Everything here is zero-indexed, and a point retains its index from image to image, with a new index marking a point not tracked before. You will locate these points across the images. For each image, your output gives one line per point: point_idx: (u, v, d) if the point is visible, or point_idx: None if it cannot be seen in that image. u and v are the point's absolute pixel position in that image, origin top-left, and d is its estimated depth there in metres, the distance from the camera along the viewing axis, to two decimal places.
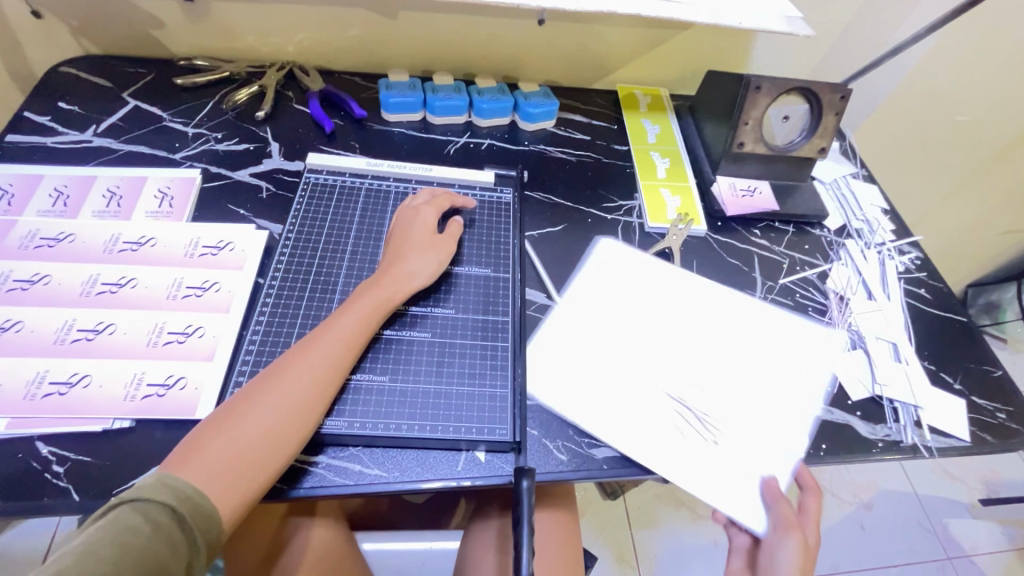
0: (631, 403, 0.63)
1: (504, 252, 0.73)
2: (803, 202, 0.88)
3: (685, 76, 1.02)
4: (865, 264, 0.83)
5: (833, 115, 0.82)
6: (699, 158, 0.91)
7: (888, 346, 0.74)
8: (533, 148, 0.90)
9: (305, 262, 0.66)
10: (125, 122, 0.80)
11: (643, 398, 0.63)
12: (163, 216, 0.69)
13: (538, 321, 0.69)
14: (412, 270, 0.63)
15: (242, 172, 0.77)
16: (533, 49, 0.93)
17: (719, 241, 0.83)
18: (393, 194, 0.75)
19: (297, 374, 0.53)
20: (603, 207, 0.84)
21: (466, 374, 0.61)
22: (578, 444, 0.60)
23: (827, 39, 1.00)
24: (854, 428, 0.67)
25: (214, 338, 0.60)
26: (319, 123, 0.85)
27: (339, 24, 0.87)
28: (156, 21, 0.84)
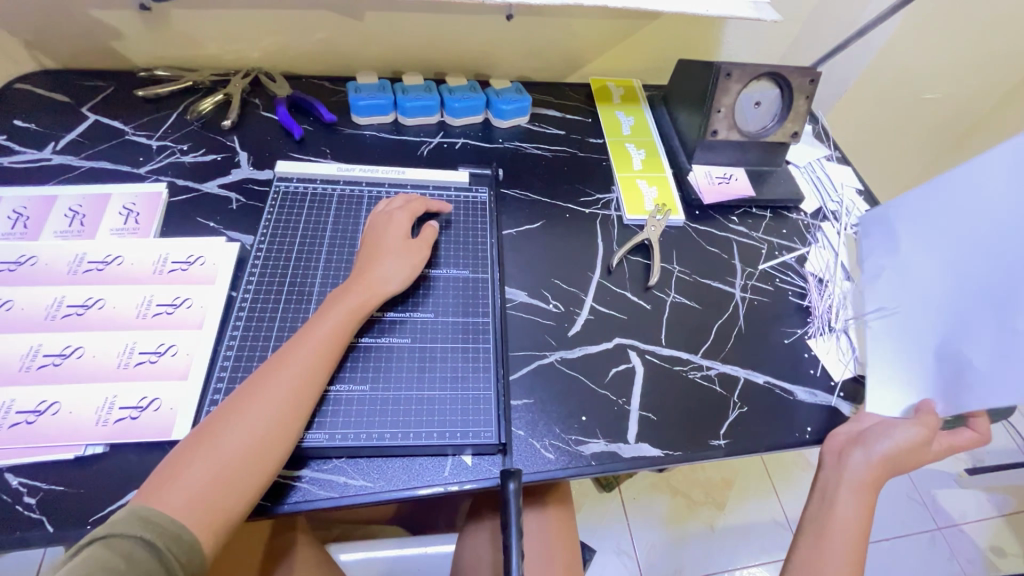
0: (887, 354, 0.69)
1: (482, 252, 0.73)
2: (779, 187, 0.88)
3: (657, 66, 1.02)
4: (842, 246, 0.84)
5: (804, 99, 0.83)
6: (675, 147, 0.90)
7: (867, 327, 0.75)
8: (508, 146, 0.89)
9: (278, 273, 0.65)
10: (85, 138, 0.78)
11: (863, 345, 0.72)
12: (130, 233, 0.68)
13: (519, 319, 0.69)
14: (386, 276, 0.62)
15: (210, 184, 0.75)
16: (503, 45, 0.92)
17: (698, 229, 0.83)
18: (366, 199, 0.73)
19: (273, 389, 0.52)
20: (581, 202, 0.83)
21: (448, 378, 0.60)
22: (566, 442, 0.60)
23: (795, 23, 1.01)
24: (837, 409, 0.68)
25: (187, 357, 0.58)
26: (288, 130, 0.83)
27: (303, 28, 0.85)
28: (112, 32, 0.82)
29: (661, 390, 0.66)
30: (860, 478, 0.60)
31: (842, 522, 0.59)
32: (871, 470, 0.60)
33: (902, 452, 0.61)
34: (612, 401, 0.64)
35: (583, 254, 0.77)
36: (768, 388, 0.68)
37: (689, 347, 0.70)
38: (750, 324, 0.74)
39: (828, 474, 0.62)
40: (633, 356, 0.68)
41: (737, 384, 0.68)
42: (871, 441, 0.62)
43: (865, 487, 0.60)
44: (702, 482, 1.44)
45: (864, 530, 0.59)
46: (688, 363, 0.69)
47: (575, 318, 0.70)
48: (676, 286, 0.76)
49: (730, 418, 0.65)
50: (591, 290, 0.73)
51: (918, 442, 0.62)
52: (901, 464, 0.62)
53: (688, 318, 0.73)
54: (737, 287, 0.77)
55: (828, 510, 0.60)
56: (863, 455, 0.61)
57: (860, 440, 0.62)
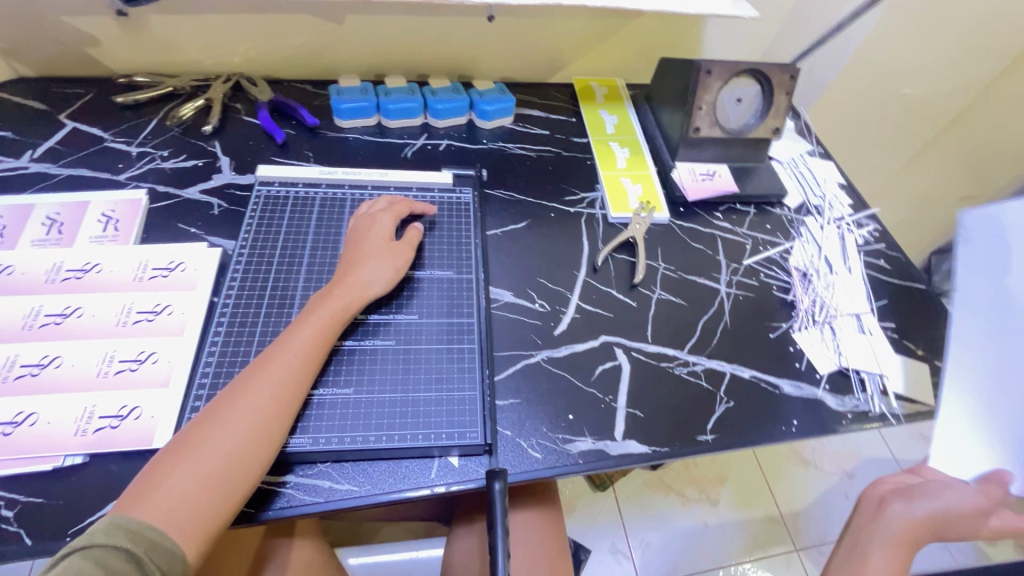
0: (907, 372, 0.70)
1: (467, 253, 0.72)
2: (762, 183, 0.88)
3: (639, 65, 1.03)
4: (825, 240, 0.85)
5: (784, 94, 0.84)
6: (658, 145, 0.91)
7: (852, 320, 0.76)
8: (492, 146, 0.89)
9: (260, 277, 0.64)
10: (63, 145, 0.77)
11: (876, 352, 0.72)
12: (109, 240, 0.67)
13: (504, 319, 0.68)
14: (370, 278, 0.62)
15: (191, 190, 0.75)
16: (485, 46, 0.93)
17: (682, 226, 0.83)
18: (348, 202, 0.73)
19: (256, 395, 0.52)
20: (565, 201, 0.83)
21: (433, 379, 0.60)
22: (553, 441, 0.60)
23: (775, 21, 1.02)
24: (823, 402, 0.68)
25: (169, 364, 0.58)
26: (270, 134, 0.83)
27: (283, 32, 0.85)
28: (89, 38, 0.81)
29: (649, 389, 0.66)
30: (896, 535, 0.58)
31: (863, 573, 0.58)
32: (909, 528, 0.58)
33: (947, 515, 0.57)
34: (600, 399, 0.64)
35: (568, 253, 0.77)
36: (754, 383, 0.68)
37: (674, 343, 0.70)
38: (735, 319, 0.74)
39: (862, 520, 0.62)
40: (619, 354, 0.68)
41: (724, 379, 0.68)
42: (916, 496, 0.59)
43: (901, 545, 0.58)
44: (696, 478, 1.44)
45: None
46: (673, 360, 0.69)
47: (561, 317, 0.70)
48: (661, 283, 0.76)
49: (717, 413, 0.65)
50: (577, 289, 0.73)
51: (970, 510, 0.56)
52: (943, 526, 0.58)
53: (674, 314, 0.73)
54: (722, 283, 0.78)
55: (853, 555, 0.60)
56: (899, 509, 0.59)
57: (905, 492, 0.60)
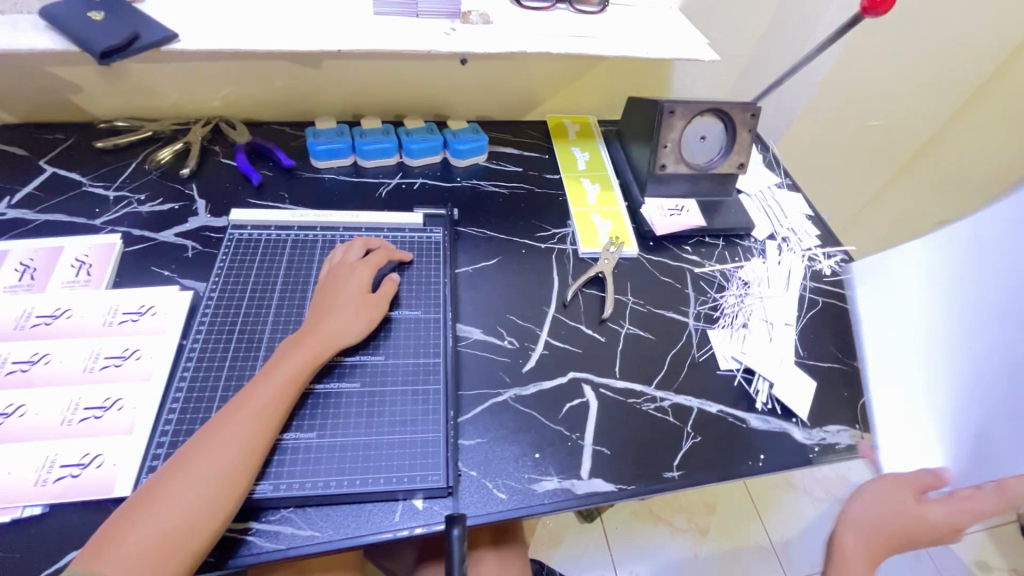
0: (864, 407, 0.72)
1: (435, 293, 0.73)
2: (730, 216, 0.90)
3: (611, 102, 1.06)
4: (793, 272, 0.86)
5: (747, 132, 0.86)
6: (628, 181, 0.93)
7: (817, 352, 0.77)
8: (466, 184, 0.91)
9: (228, 321, 0.65)
10: (41, 191, 0.78)
11: (837, 387, 0.74)
12: (81, 285, 0.68)
13: (471, 357, 0.69)
14: (342, 326, 0.62)
15: (167, 233, 0.76)
16: (460, 88, 0.96)
17: (652, 260, 0.85)
18: (320, 244, 0.74)
19: (222, 446, 0.52)
20: (537, 237, 0.85)
21: (398, 421, 0.60)
22: (516, 480, 0.60)
23: (741, 59, 1.05)
24: (791, 435, 0.68)
25: (135, 410, 0.58)
26: (247, 176, 0.84)
27: (263, 77, 0.88)
28: (72, 86, 0.83)
29: (615, 425, 0.66)
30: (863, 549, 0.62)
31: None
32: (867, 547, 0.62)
33: (893, 528, 0.61)
34: (566, 436, 0.64)
35: (537, 290, 0.78)
36: (720, 417, 0.68)
37: (642, 379, 0.71)
38: (703, 352, 0.75)
39: (836, 545, 0.63)
40: (587, 391, 0.69)
41: (691, 415, 0.68)
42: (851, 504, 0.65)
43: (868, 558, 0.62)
44: (684, 506, 1.43)
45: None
46: (641, 396, 0.69)
47: (529, 354, 0.71)
48: (630, 318, 0.77)
49: (683, 449, 0.65)
50: (546, 325, 0.74)
51: (896, 508, 0.62)
52: (898, 537, 0.61)
53: (642, 349, 0.74)
54: (691, 316, 0.79)
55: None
56: (848, 523, 0.64)
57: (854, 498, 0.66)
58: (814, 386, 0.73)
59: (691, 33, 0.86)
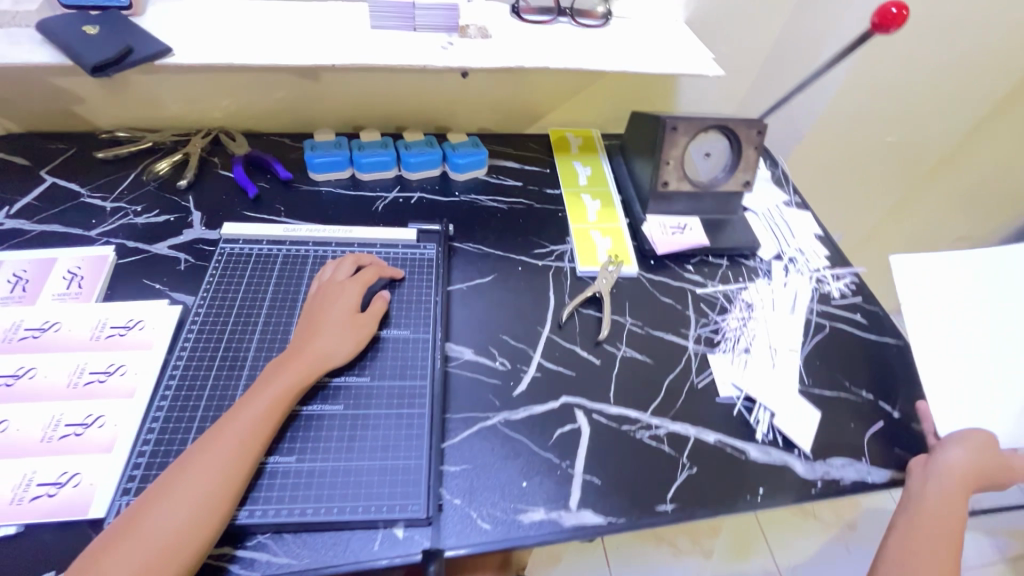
0: (870, 440, 0.69)
1: (426, 312, 0.71)
2: (734, 235, 0.88)
3: (616, 116, 1.04)
4: (799, 294, 0.83)
5: (753, 149, 0.84)
6: (630, 197, 0.91)
7: (822, 380, 0.74)
8: (464, 199, 0.90)
9: (213, 338, 0.64)
10: (40, 201, 0.79)
11: (843, 418, 0.70)
12: (71, 298, 0.67)
13: (460, 379, 0.67)
14: (329, 348, 0.61)
15: (160, 245, 0.76)
16: (461, 100, 0.95)
17: (652, 279, 0.83)
18: (311, 259, 0.73)
19: (202, 471, 0.51)
20: (534, 254, 0.83)
21: (381, 446, 0.59)
22: (500, 509, 0.58)
23: (750, 73, 1.03)
24: (792, 468, 0.65)
25: (115, 427, 0.57)
26: (243, 188, 0.84)
27: (263, 89, 0.88)
28: (75, 97, 0.84)
29: (609, 454, 0.64)
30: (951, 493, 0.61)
31: (940, 517, 0.60)
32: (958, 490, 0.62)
33: (978, 465, 0.63)
34: (556, 464, 0.62)
35: (533, 309, 0.76)
36: (718, 448, 0.66)
37: (638, 405, 0.68)
38: (703, 378, 0.72)
39: (928, 483, 0.63)
40: (579, 417, 0.66)
41: (687, 444, 0.66)
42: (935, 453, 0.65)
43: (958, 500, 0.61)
44: (688, 528, 1.38)
45: (958, 529, 0.59)
46: (636, 423, 0.67)
47: (521, 377, 0.69)
48: (627, 340, 0.75)
49: (678, 481, 0.63)
50: (540, 346, 0.72)
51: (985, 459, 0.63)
52: (982, 471, 0.63)
53: (639, 373, 0.72)
54: (690, 339, 0.76)
55: (930, 525, 0.59)
56: (938, 467, 0.63)
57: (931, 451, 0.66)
58: (817, 416, 0.70)
59: (696, 48, 0.84)
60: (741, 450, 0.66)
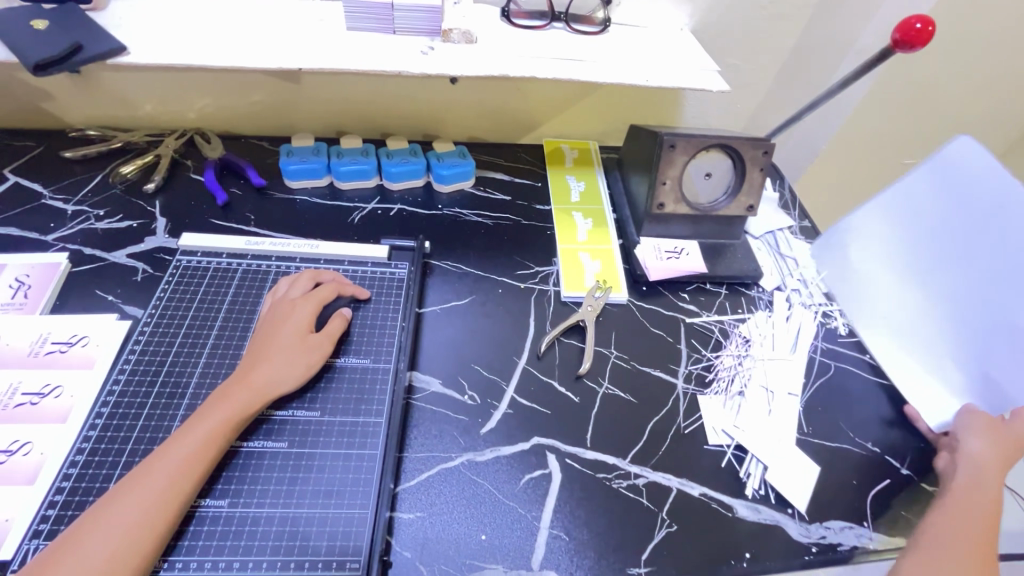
0: (875, 500, 0.62)
1: (389, 338, 0.66)
2: (735, 262, 0.81)
3: (616, 128, 0.98)
4: (803, 331, 0.76)
5: (758, 170, 0.78)
6: (624, 217, 0.85)
7: (823, 429, 0.67)
8: (447, 212, 0.84)
9: (156, 361, 0.60)
10: (0, 202, 0.75)
11: (844, 474, 0.64)
12: (15, 309, 0.63)
13: (423, 413, 0.62)
14: (276, 376, 0.56)
15: (119, 253, 0.71)
16: (450, 107, 0.89)
17: (642, 307, 0.76)
18: (271, 276, 0.68)
19: (117, 520, 0.45)
20: (517, 275, 0.78)
21: (325, 491, 0.54)
22: (453, 566, 0.52)
23: (762, 86, 0.96)
24: (784, 530, 0.59)
25: (41, 456, 0.53)
26: (213, 195, 0.80)
27: (240, 90, 0.83)
28: (44, 93, 0.81)
29: (578, 504, 0.58)
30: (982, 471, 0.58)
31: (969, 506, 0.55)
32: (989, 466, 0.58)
33: (1010, 452, 0.58)
34: (520, 515, 0.56)
35: (509, 336, 0.71)
36: (703, 502, 0.60)
37: (616, 450, 0.62)
38: (690, 420, 0.66)
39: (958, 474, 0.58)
40: (551, 461, 0.60)
41: (669, 497, 0.60)
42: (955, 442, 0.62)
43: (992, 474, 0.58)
44: None
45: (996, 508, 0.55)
46: (613, 471, 0.61)
47: (490, 413, 0.63)
48: (611, 375, 0.69)
49: (655, 540, 0.56)
50: (514, 379, 0.67)
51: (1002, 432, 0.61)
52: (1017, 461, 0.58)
53: (620, 413, 0.66)
54: (680, 377, 0.70)
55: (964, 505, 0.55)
56: (964, 458, 0.59)
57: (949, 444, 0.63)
58: (817, 472, 0.63)
59: (701, 59, 0.77)
60: (728, 506, 0.60)
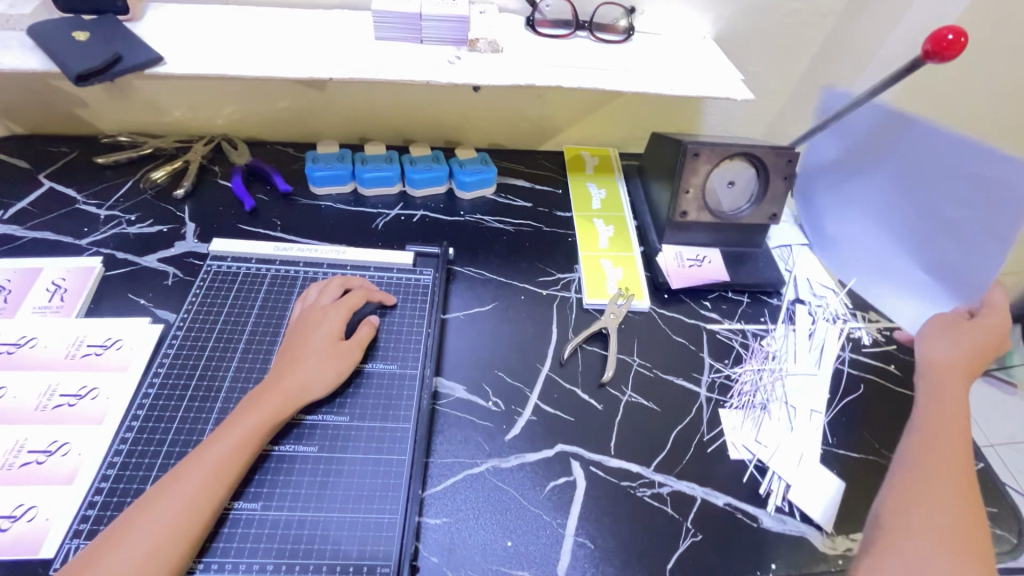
0: None
1: (416, 343, 0.67)
2: (758, 271, 0.81)
3: (636, 135, 0.98)
4: (825, 340, 0.76)
5: (782, 178, 0.78)
6: (646, 224, 0.85)
7: (848, 440, 0.67)
8: (469, 219, 0.85)
9: (189, 365, 0.61)
10: (35, 206, 0.77)
11: (871, 487, 0.63)
12: (52, 311, 0.65)
13: (449, 420, 0.62)
14: (308, 382, 0.57)
15: (150, 258, 0.73)
16: (472, 114, 0.90)
17: (664, 315, 0.76)
18: (299, 281, 0.70)
19: (156, 520, 0.47)
20: (539, 282, 0.78)
21: (354, 496, 0.54)
22: (480, 572, 0.53)
23: (785, 93, 0.95)
24: (810, 541, 0.59)
25: (79, 458, 0.54)
26: (241, 201, 0.81)
27: (267, 97, 0.84)
28: (78, 100, 0.83)
29: (604, 512, 0.58)
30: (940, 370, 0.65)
31: (947, 412, 0.61)
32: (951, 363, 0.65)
33: (972, 350, 0.65)
34: (546, 522, 0.57)
35: (532, 343, 0.71)
36: (727, 512, 0.60)
37: (640, 457, 0.63)
38: (714, 429, 0.66)
39: (921, 385, 0.65)
40: (575, 468, 0.61)
41: (693, 506, 0.60)
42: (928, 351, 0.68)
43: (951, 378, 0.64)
44: None
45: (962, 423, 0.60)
46: (638, 479, 0.61)
47: (515, 420, 0.64)
48: (634, 382, 0.69)
49: (681, 549, 0.57)
50: (538, 386, 0.67)
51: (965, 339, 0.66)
52: (978, 360, 0.65)
53: (643, 421, 0.66)
54: (703, 385, 0.70)
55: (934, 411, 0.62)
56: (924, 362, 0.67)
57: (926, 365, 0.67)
58: (843, 485, 0.63)
59: (725, 68, 0.77)
60: (753, 517, 0.60)
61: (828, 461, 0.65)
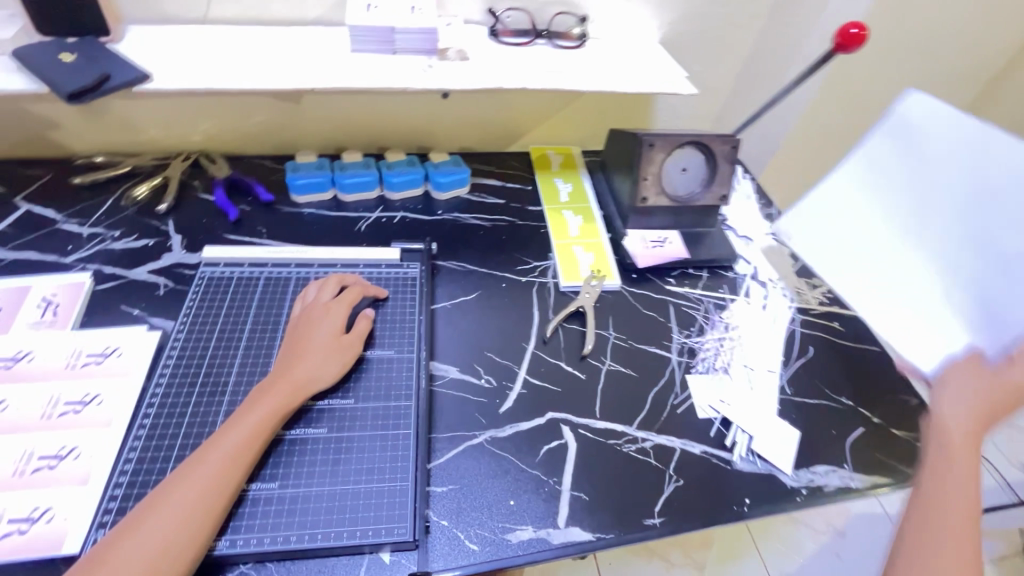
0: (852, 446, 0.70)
1: (409, 330, 0.72)
2: (713, 248, 0.89)
3: (595, 134, 1.06)
4: (776, 305, 0.85)
5: (727, 163, 0.86)
6: (611, 212, 0.92)
7: (803, 389, 0.75)
8: (446, 217, 0.90)
9: (193, 364, 0.63)
10: (16, 228, 0.78)
11: (825, 427, 0.71)
12: (47, 326, 0.66)
13: (447, 398, 0.67)
14: (314, 371, 0.61)
15: (140, 270, 0.75)
16: (442, 120, 0.96)
17: (634, 292, 0.84)
18: (292, 282, 0.73)
19: (179, 501, 0.49)
20: (517, 270, 0.84)
21: (366, 470, 0.58)
22: (490, 530, 0.57)
23: (724, 88, 1.05)
24: (777, 478, 0.66)
25: (91, 459, 0.56)
26: (224, 212, 0.84)
27: (244, 113, 0.88)
28: (52, 123, 0.84)
29: (593, 468, 0.64)
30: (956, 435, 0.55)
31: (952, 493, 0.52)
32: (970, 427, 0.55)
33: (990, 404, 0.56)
34: (543, 481, 0.62)
35: (516, 325, 0.76)
36: (704, 458, 0.66)
37: (623, 418, 0.69)
38: (686, 389, 0.73)
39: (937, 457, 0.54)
40: (566, 432, 0.66)
41: (673, 456, 0.66)
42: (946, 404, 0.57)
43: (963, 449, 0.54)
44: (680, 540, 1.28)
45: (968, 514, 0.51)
46: (622, 437, 0.67)
47: (507, 394, 0.69)
48: (612, 353, 0.76)
49: (666, 494, 0.63)
50: (525, 362, 0.72)
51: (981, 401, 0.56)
52: (991, 419, 0.56)
53: (623, 387, 0.72)
54: (673, 351, 0.77)
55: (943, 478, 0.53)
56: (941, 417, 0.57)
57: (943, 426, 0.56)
58: (801, 428, 0.71)
59: (670, 67, 0.86)
60: (726, 461, 0.66)
61: (788, 408, 0.73)
